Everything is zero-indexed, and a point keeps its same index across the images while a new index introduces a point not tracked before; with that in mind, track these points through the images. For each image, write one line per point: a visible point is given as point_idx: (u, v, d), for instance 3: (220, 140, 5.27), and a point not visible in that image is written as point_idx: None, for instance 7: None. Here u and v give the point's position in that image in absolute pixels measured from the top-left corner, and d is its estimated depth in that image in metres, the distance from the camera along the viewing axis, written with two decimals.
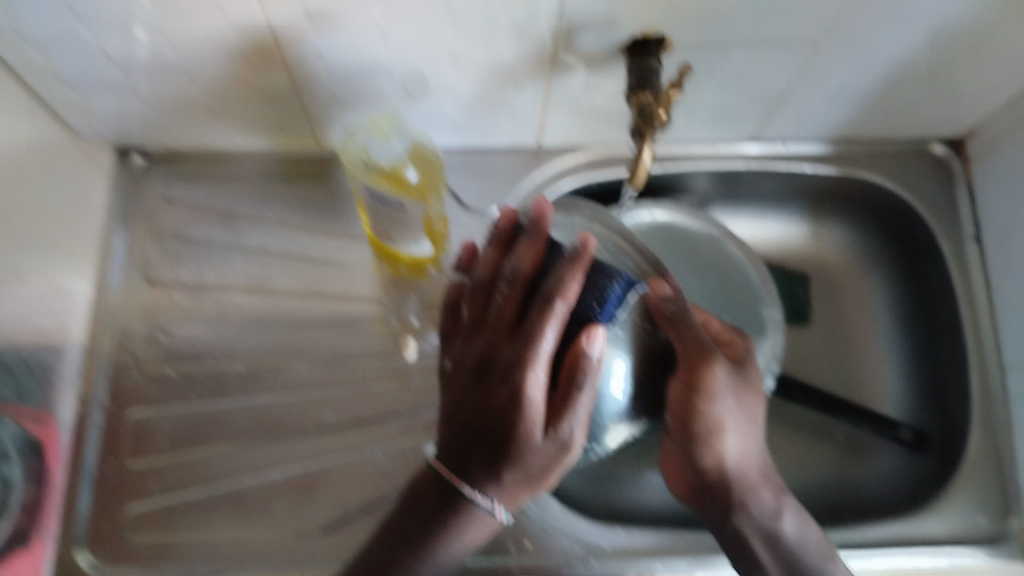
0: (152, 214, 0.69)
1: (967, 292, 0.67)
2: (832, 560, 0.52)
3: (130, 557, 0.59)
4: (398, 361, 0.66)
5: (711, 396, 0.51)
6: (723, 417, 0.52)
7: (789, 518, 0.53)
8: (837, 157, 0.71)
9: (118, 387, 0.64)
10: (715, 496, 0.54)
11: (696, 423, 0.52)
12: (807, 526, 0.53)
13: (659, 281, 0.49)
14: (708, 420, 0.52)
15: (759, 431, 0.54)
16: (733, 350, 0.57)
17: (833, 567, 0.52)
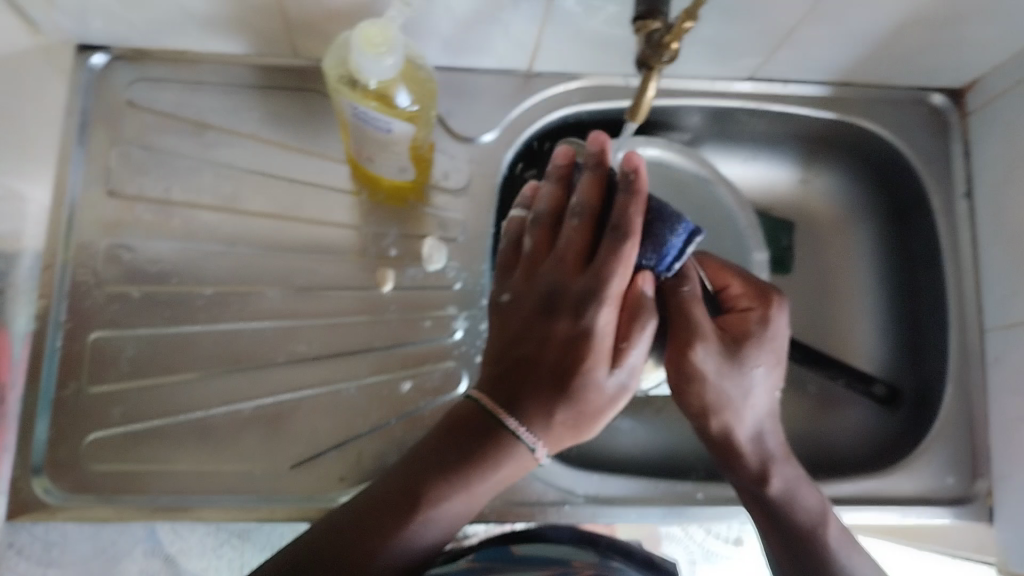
0: (115, 120, 0.64)
1: (953, 250, 0.67)
2: (817, 530, 0.52)
3: (89, 488, 0.58)
4: (374, 292, 0.64)
5: (689, 375, 0.51)
6: (707, 392, 0.52)
7: (777, 480, 0.53)
8: (834, 101, 0.69)
9: (77, 305, 0.61)
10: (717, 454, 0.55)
11: (686, 396, 0.53)
12: (800, 488, 0.53)
13: (642, 274, 0.51)
14: (697, 394, 0.52)
15: (751, 401, 0.52)
16: (744, 318, 0.54)
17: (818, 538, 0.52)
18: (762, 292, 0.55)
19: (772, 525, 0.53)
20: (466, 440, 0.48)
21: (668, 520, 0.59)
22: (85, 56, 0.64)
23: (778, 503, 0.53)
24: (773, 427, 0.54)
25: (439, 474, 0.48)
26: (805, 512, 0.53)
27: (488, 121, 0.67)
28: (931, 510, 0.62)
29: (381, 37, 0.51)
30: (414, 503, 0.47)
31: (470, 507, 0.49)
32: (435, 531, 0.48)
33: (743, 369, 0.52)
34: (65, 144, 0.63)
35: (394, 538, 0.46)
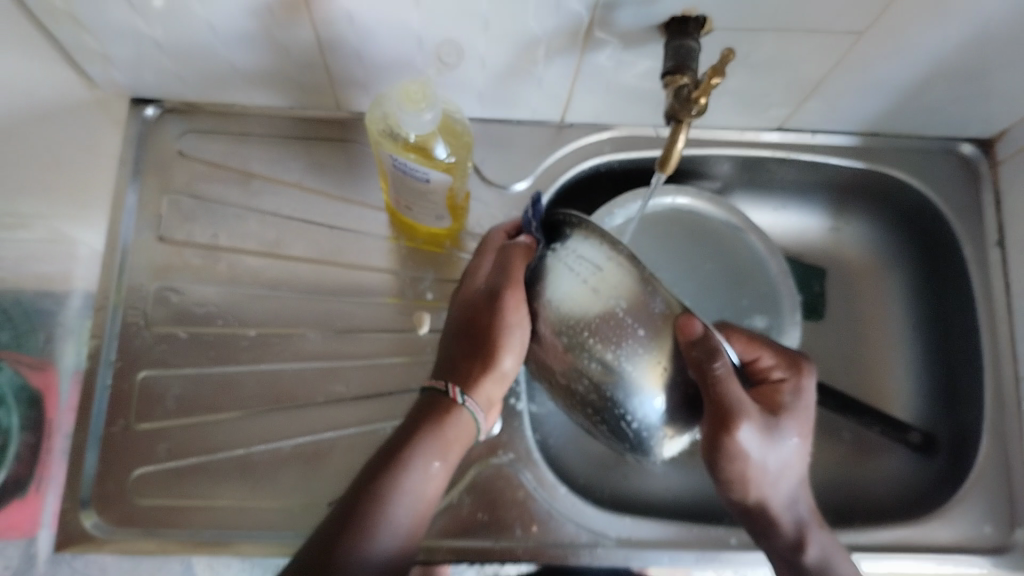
0: (167, 169, 0.67)
1: (986, 297, 0.67)
2: None
3: (136, 522, 0.60)
4: (410, 334, 0.65)
5: (734, 450, 0.50)
6: (748, 466, 0.51)
7: (812, 546, 0.54)
8: (863, 151, 0.70)
9: (126, 345, 0.63)
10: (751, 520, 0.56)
11: (723, 468, 0.52)
12: (832, 550, 0.55)
13: (691, 320, 0.48)
14: (734, 468, 0.52)
15: (787, 470, 0.53)
16: (779, 390, 0.54)
17: None
18: (794, 360, 0.56)
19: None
20: (410, 432, 0.53)
21: (702, 565, 0.58)
22: (140, 109, 0.67)
23: (814, 574, 0.54)
24: (804, 494, 0.55)
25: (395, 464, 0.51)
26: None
27: (522, 169, 0.69)
28: (971, 560, 0.60)
29: (421, 94, 0.54)
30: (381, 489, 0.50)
31: (431, 492, 0.53)
32: (404, 518, 0.51)
33: (781, 444, 0.52)
34: (120, 192, 0.66)
35: (371, 528, 0.49)
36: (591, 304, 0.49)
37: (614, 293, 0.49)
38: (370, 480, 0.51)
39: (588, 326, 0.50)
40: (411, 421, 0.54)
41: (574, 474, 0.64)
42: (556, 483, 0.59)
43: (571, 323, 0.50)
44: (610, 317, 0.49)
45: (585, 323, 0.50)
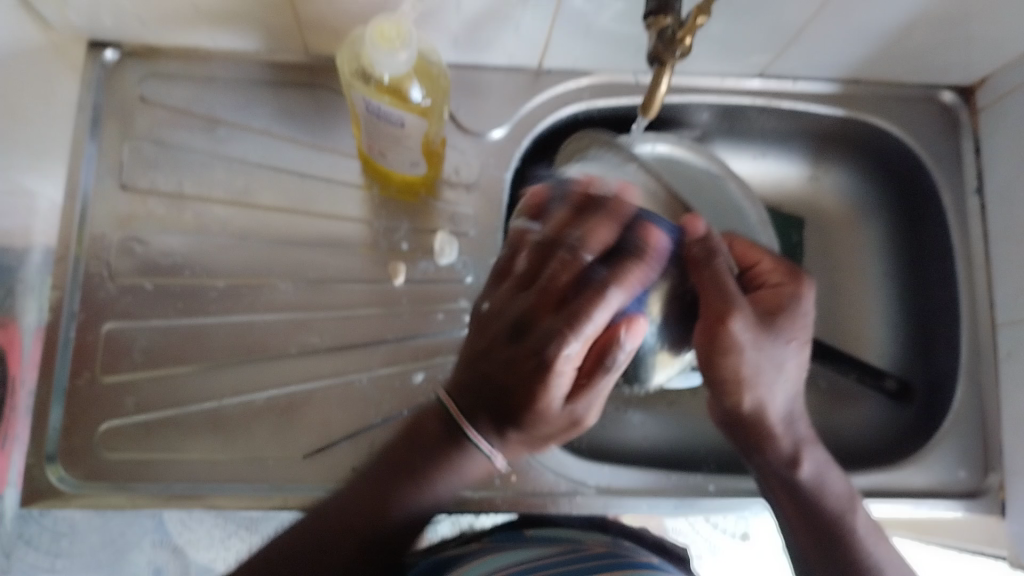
0: (127, 115, 0.65)
1: (965, 246, 0.67)
2: (850, 510, 0.54)
3: (104, 475, 0.58)
4: (385, 285, 0.64)
5: (729, 349, 0.50)
6: (744, 369, 0.51)
7: (808, 462, 0.54)
8: (845, 98, 0.69)
9: (89, 297, 0.61)
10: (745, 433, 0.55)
11: (718, 371, 0.51)
12: (827, 469, 0.55)
13: (655, 230, 0.49)
14: (730, 371, 0.51)
15: (784, 377, 0.53)
16: (778, 294, 0.54)
17: (850, 518, 0.54)
18: (794, 271, 0.55)
19: (803, 511, 0.54)
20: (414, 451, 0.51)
21: (681, 511, 0.58)
22: (98, 52, 0.64)
23: (808, 488, 0.54)
24: (801, 407, 0.55)
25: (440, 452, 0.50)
26: (834, 499, 0.55)
27: (499, 116, 0.68)
28: (944, 504, 0.61)
29: (396, 32, 0.52)
30: (447, 455, 0.50)
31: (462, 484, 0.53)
32: (453, 485, 0.52)
33: (781, 346, 0.52)
34: (78, 139, 0.63)
35: (416, 488, 0.50)
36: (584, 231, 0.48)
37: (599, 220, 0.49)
38: (423, 446, 0.51)
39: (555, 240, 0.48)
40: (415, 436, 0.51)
41: None
42: None
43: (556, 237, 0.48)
44: (608, 245, 0.48)
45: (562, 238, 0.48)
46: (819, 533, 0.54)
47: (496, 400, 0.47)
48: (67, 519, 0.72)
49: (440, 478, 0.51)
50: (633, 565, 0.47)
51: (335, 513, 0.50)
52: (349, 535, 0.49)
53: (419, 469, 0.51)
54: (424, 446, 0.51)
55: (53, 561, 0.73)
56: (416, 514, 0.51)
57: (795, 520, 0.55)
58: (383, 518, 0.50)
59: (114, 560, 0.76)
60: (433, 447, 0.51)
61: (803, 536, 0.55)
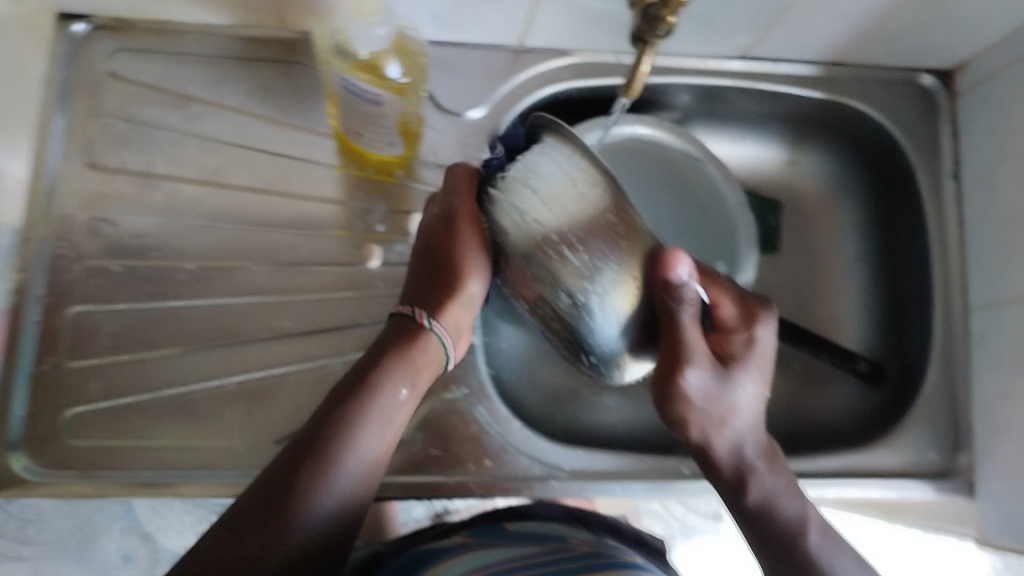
0: (96, 91, 0.63)
1: (940, 230, 0.67)
2: (801, 534, 0.50)
3: (69, 463, 0.57)
4: (360, 268, 0.63)
5: (676, 396, 0.50)
6: (689, 413, 0.51)
7: (756, 491, 0.51)
8: (825, 80, 0.69)
9: (56, 279, 0.60)
10: (704, 467, 0.54)
11: (669, 415, 0.52)
12: (785, 494, 0.51)
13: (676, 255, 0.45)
14: (678, 415, 0.52)
15: (735, 414, 0.52)
16: (729, 341, 0.53)
17: (801, 540, 0.50)
18: (751, 308, 0.53)
19: (757, 535, 0.51)
20: (376, 358, 0.51)
21: (654, 495, 0.59)
22: (67, 24, 0.62)
23: (761, 512, 0.51)
24: (759, 438, 0.53)
25: (358, 411, 0.48)
26: (787, 519, 0.51)
27: (478, 96, 0.66)
28: (914, 485, 0.62)
29: (374, 6, 0.50)
30: (331, 453, 0.47)
31: (387, 445, 0.50)
32: (345, 489, 0.47)
33: (727, 388, 0.51)
34: (44, 116, 0.61)
35: (313, 495, 0.45)
36: (550, 221, 0.45)
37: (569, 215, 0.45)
38: (318, 435, 0.47)
39: (535, 245, 0.46)
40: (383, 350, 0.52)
41: (528, 408, 0.64)
42: (509, 416, 0.58)
43: (532, 237, 0.46)
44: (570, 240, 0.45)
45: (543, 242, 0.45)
46: (772, 555, 0.50)
47: (444, 284, 0.54)
48: (31, 503, 0.67)
49: (348, 440, 0.47)
50: (617, 567, 0.46)
51: (232, 533, 0.44)
52: (246, 556, 0.43)
53: (314, 465, 0.46)
54: (314, 440, 0.47)
55: (19, 549, 0.67)
56: (320, 521, 0.46)
57: (756, 544, 0.52)
58: (282, 533, 0.44)
59: (84, 547, 0.69)
60: (327, 426, 0.47)
61: (766, 557, 0.51)
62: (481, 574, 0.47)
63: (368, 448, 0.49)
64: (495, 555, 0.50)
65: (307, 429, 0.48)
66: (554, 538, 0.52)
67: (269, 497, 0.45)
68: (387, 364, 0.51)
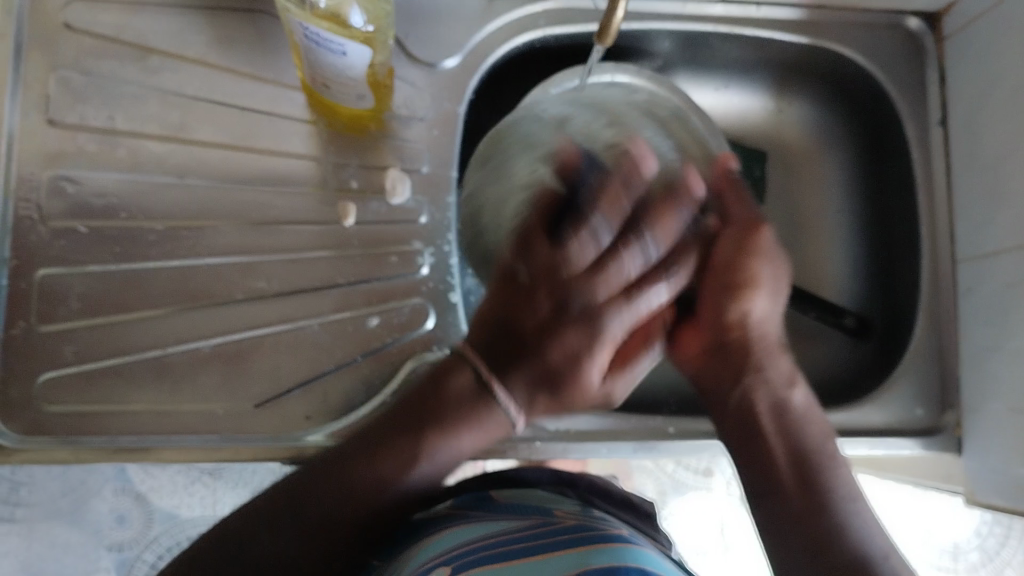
0: (52, 43, 0.60)
1: (927, 179, 0.66)
2: (830, 440, 0.53)
3: (44, 430, 0.56)
4: (336, 226, 0.61)
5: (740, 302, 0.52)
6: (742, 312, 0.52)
7: (799, 391, 0.54)
8: (810, 25, 0.67)
9: (20, 242, 0.58)
10: (730, 360, 0.54)
11: (721, 313, 0.53)
12: (810, 401, 0.55)
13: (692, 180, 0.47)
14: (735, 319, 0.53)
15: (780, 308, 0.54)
16: (742, 234, 0.51)
17: (832, 448, 0.53)
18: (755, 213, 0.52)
19: (789, 441, 0.53)
20: (445, 415, 0.49)
21: (640, 454, 0.58)
22: None
23: (794, 415, 0.54)
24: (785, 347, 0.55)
25: (466, 407, 0.49)
26: (813, 427, 0.54)
27: (452, 44, 0.64)
28: (902, 443, 0.62)
29: None
30: (423, 432, 0.49)
31: (478, 443, 0.51)
32: (436, 467, 0.50)
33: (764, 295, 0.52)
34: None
35: (377, 492, 0.49)
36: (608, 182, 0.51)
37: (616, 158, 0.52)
38: (420, 421, 0.49)
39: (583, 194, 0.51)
40: (440, 367, 0.50)
41: None
42: None
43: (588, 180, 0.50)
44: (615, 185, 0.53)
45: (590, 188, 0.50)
46: (802, 460, 0.52)
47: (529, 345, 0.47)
48: (25, 469, 0.80)
49: (422, 452, 0.49)
50: (602, 539, 0.45)
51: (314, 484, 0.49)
52: (279, 542, 0.48)
53: (404, 446, 0.49)
54: (412, 424, 0.49)
55: (14, 511, 0.80)
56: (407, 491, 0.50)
57: (779, 450, 0.53)
58: (356, 497, 0.48)
59: (76, 508, 0.81)
60: (432, 415, 0.49)
61: (788, 480, 0.51)
62: (465, 547, 0.46)
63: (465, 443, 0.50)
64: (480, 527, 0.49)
65: (380, 424, 0.50)
66: (541, 510, 0.51)
67: (363, 454, 0.49)
68: (484, 406, 0.49)
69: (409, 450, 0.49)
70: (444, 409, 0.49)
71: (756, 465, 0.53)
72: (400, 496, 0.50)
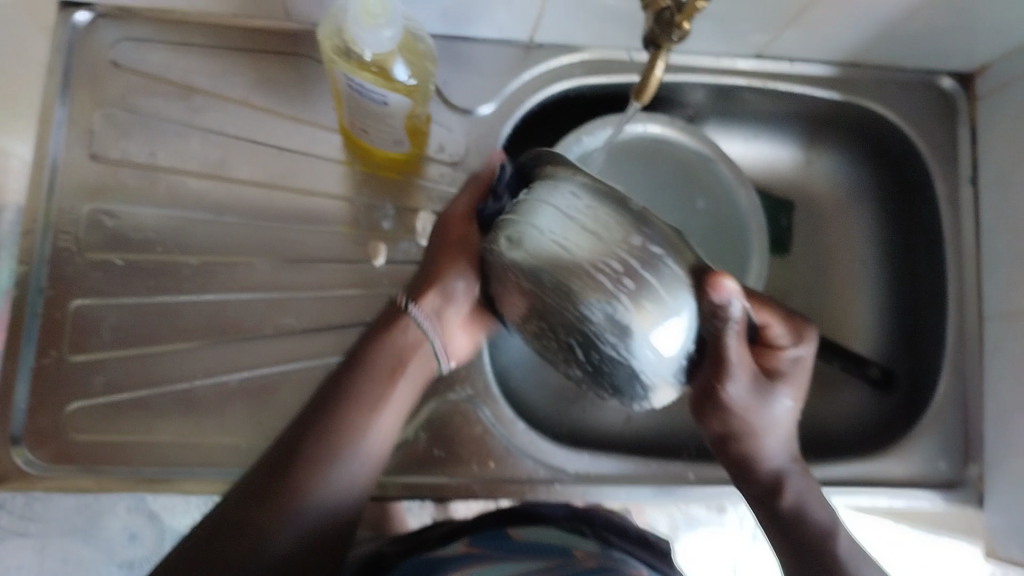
0: (99, 81, 0.62)
1: (955, 237, 0.66)
2: (834, 532, 0.51)
3: (72, 457, 0.57)
4: (365, 265, 0.62)
5: (724, 411, 0.50)
6: (743, 425, 0.51)
7: (793, 487, 0.52)
8: (841, 80, 0.67)
9: (58, 272, 0.59)
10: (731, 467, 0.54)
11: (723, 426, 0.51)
12: (815, 492, 0.53)
13: (722, 279, 0.42)
14: (739, 428, 0.50)
15: (789, 418, 0.51)
16: (773, 358, 0.51)
17: (838, 538, 0.51)
18: (798, 323, 0.51)
19: (781, 535, 0.52)
20: (353, 379, 0.49)
21: (659, 499, 0.58)
22: (69, 14, 0.61)
23: (791, 516, 0.52)
24: (794, 443, 0.53)
25: (356, 388, 0.49)
26: (818, 521, 0.52)
27: (486, 92, 0.65)
28: (921, 494, 0.62)
29: (381, 8, 0.49)
30: (326, 435, 0.47)
31: (391, 433, 0.50)
32: (353, 474, 0.48)
33: (773, 404, 0.50)
34: (46, 107, 0.61)
35: (296, 497, 0.45)
36: (574, 241, 0.43)
37: (592, 247, 0.42)
38: (302, 443, 0.47)
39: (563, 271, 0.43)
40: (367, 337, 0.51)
41: (532, 407, 0.63)
42: (515, 418, 0.57)
43: (563, 267, 0.43)
44: (598, 266, 0.43)
45: (570, 268, 0.43)
46: (796, 554, 0.52)
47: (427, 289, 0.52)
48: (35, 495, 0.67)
49: (335, 458, 0.47)
50: None
51: (204, 550, 0.43)
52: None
53: (289, 484, 0.46)
54: (310, 428, 0.47)
55: (28, 525, 0.67)
56: (317, 514, 0.46)
57: (779, 549, 0.53)
58: (273, 528, 0.45)
59: (89, 525, 0.68)
60: (327, 416, 0.48)
61: (789, 559, 0.52)
62: None
63: (376, 435, 0.50)
64: (500, 565, 0.47)
65: (281, 447, 0.47)
66: (559, 548, 0.49)
67: (268, 487, 0.46)
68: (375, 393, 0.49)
69: (302, 482, 0.46)
70: (348, 399, 0.48)
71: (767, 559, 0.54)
72: (311, 526, 0.46)
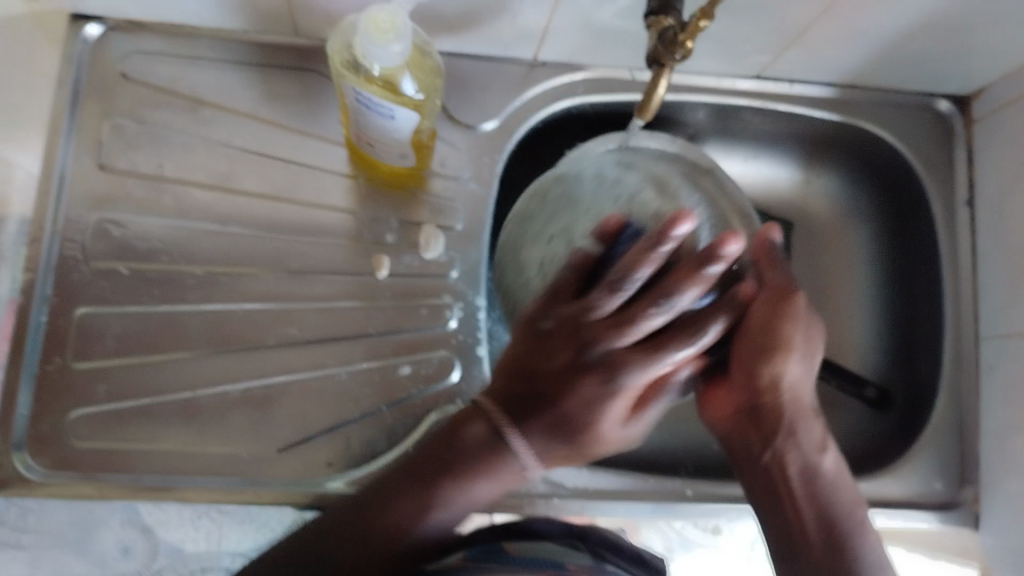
0: (109, 92, 0.63)
1: (952, 257, 0.67)
2: (862, 502, 0.54)
3: (74, 463, 0.57)
4: (368, 277, 0.63)
5: (793, 323, 0.51)
6: (796, 342, 0.52)
7: (830, 453, 0.54)
8: (840, 102, 0.68)
9: (63, 280, 0.60)
10: (764, 419, 0.54)
11: (771, 340, 0.51)
12: (839, 463, 0.55)
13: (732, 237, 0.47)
14: (788, 342, 0.51)
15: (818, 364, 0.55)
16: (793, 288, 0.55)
17: (864, 511, 0.54)
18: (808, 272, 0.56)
19: (816, 497, 0.53)
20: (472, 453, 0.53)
21: (657, 515, 0.59)
22: (80, 26, 0.62)
23: (826, 480, 0.53)
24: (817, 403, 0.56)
25: (483, 451, 0.53)
26: (848, 489, 0.54)
27: (490, 109, 0.66)
28: (919, 515, 0.62)
29: (390, 23, 0.50)
30: (453, 470, 0.53)
31: (498, 489, 0.54)
32: (467, 504, 0.53)
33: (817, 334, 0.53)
34: (55, 117, 0.61)
35: (410, 521, 0.51)
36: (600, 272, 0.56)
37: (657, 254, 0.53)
38: (426, 472, 0.53)
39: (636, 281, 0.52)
40: (461, 422, 0.54)
41: None
42: None
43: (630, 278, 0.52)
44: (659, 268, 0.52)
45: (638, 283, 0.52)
46: (825, 520, 0.52)
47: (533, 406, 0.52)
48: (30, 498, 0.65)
49: (450, 490, 0.52)
50: None
51: (323, 539, 0.51)
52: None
53: (392, 517, 0.51)
54: (441, 461, 0.53)
55: (19, 537, 0.65)
56: (426, 539, 0.52)
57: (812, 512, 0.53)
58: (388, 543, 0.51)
59: (81, 536, 0.66)
60: (442, 456, 0.53)
61: (818, 527, 0.52)
62: None
63: (476, 494, 0.53)
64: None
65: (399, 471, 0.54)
66: (553, 561, 0.50)
67: (363, 523, 0.51)
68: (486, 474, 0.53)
69: (403, 517, 0.51)
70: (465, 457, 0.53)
71: (782, 527, 0.54)
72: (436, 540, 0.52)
